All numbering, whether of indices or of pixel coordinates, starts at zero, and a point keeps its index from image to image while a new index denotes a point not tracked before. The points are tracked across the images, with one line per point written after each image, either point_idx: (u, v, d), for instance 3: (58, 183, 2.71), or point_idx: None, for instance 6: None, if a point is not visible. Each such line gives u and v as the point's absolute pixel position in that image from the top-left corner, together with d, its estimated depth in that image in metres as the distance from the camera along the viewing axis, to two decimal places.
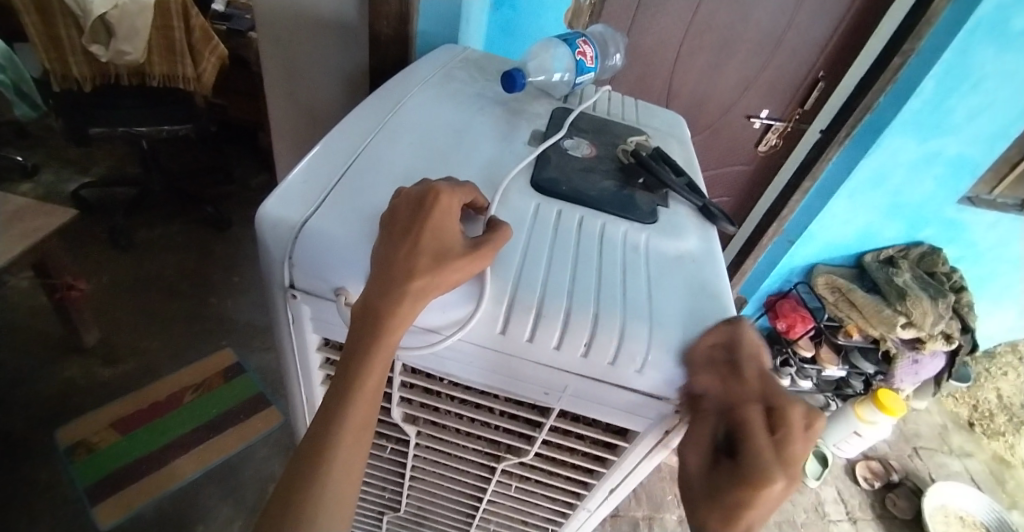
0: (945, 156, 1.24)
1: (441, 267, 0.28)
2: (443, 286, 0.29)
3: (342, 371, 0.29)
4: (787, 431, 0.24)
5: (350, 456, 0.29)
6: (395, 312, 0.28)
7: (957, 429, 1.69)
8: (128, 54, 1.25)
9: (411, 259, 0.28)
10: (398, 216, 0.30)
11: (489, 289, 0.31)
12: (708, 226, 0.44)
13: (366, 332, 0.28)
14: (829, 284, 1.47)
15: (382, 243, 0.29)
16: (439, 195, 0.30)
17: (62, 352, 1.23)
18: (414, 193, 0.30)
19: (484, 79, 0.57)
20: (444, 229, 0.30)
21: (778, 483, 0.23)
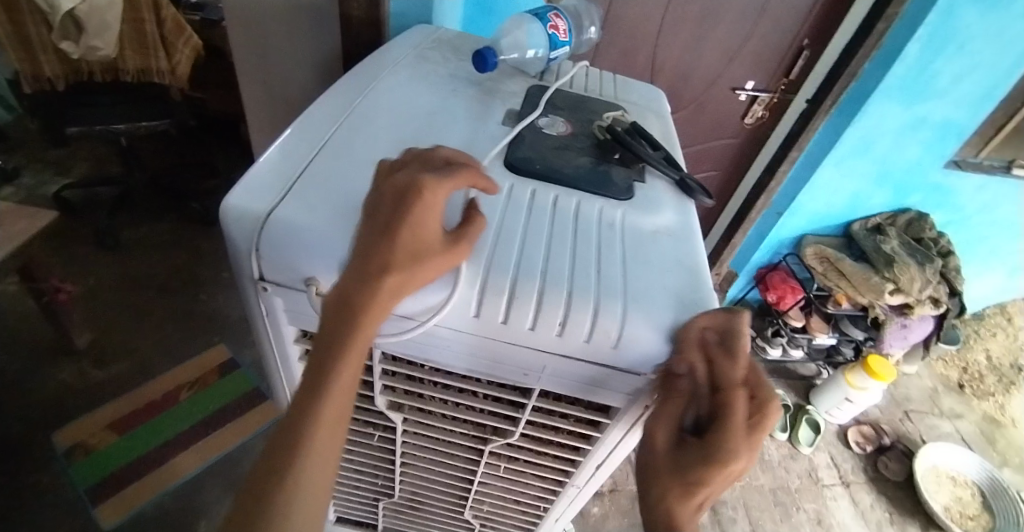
0: (931, 121, 1.24)
1: (418, 263, 0.28)
2: (419, 280, 0.29)
3: (318, 364, 0.28)
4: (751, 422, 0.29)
5: (327, 448, 0.29)
6: (372, 307, 0.27)
7: (947, 391, 1.72)
8: (99, 49, 1.22)
9: (388, 259, 0.27)
10: (380, 209, 0.28)
11: (464, 272, 0.31)
12: (685, 201, 0.43)
13: (343, 325, 0.27)
14: (818, 254, 1.47)
15: (363, 236, 0.28)
16: (427, 187, 0.28)
17: (53, 357, 1.23)
18: (399, 182, 0.28)
19: (457, 59, 0.56)
20: (423, 225, 0.28)
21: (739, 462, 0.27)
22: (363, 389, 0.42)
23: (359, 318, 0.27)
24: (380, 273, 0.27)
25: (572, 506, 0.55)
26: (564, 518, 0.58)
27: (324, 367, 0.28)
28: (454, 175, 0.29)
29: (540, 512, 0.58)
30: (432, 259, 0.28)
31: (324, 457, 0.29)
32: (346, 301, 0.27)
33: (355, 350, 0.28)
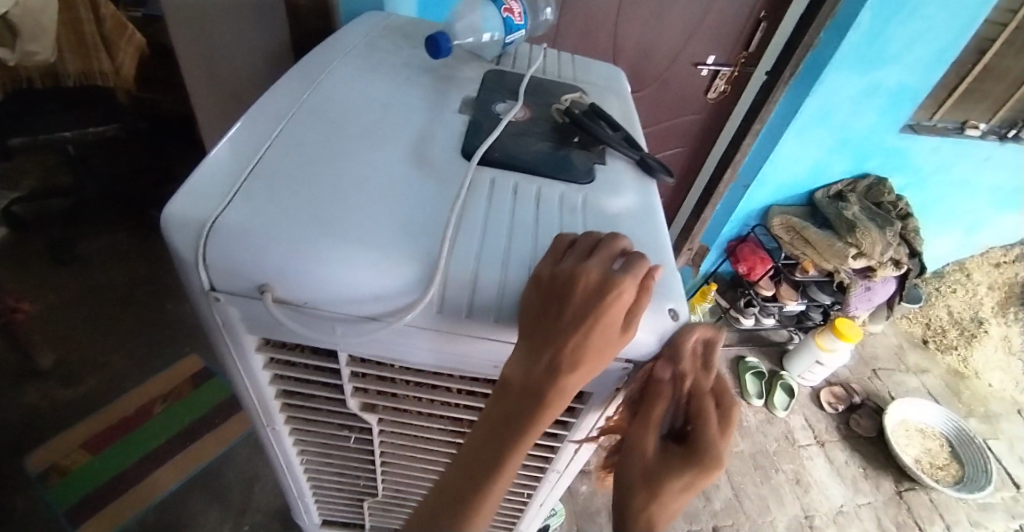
0: (884, 87, 1.27)
1: (601, 352, 0.28)
2: (601, 364, 0.29)
3: (497, 439, 0.30)
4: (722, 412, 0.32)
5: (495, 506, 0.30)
6: (561, 393, 0.29)
7: (912, 347, 1.79)
8: (37, 55, 1.13)
9: (578, 350, 0.28)
10: (568, 300, 0.28)
11: (438, 274, 0.31)
12: (647, 180, 0.43)
13: (527, 410, 0.29)
14: (784, 224, 1.52)
15: (547, 323, 0.28)
16: (621, 282, 0.28)
17: (15, 379, 1.17)
18: (591, 280, 0.28)
19: (411, 46, 0.54)
20: (613, 323, 0.28)
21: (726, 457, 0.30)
22: (334, 392, 0.41)
23: (547, 396, 0.28)
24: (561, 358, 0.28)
25: (555, 491, 0.56)
26: (548, 503, 0.59)
27: (508, 438, 0.29)
28: (637, 267, 0.29)
29: (524, 498, 0.59)
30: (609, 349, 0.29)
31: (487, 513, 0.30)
32: (534, 378, 0.29)
33: (539, 423, 0.29)
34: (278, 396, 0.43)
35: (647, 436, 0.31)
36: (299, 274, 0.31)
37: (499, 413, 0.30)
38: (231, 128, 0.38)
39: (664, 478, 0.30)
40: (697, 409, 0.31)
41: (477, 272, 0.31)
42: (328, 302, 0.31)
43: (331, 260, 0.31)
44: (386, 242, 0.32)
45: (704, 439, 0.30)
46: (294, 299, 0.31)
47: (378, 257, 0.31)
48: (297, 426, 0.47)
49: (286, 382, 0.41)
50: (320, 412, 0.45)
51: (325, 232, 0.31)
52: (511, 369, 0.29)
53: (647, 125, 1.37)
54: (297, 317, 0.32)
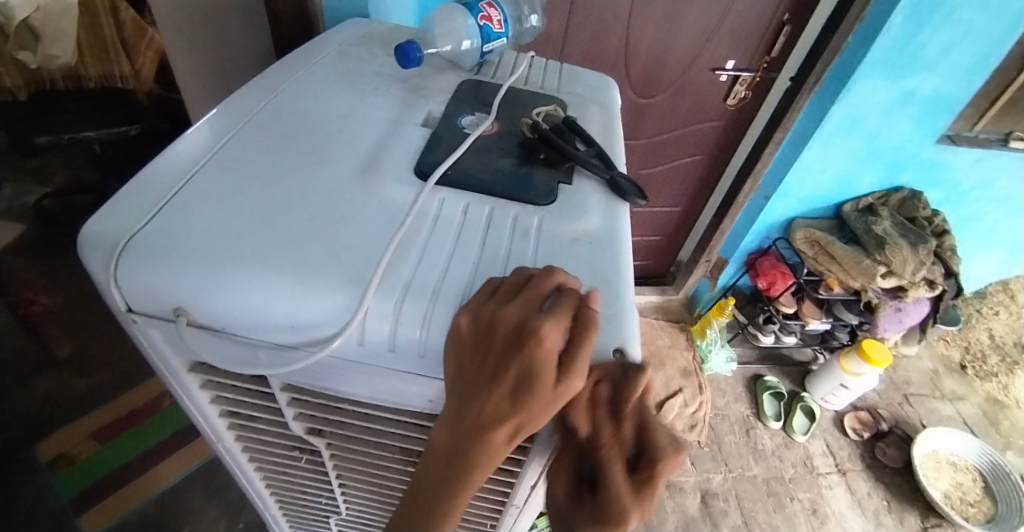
0: (920, 95, 1.19)
1: (528, 413, 0.25)
2: (537, 420, 0.25)
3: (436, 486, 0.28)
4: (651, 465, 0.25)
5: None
6: (488, 443, 0.26)
7: (948, 372, 1.68)
8: (59, 58, 1.20)
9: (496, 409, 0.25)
10: (490, 343, 0.25)
11: (365, 304, 0.28)
12: (617, 202, 0.40)
13: (456, 458, 0.27)
14: (808, 238, 1.42)
15: (473, 366, 0.26)
16: (542, 332, 0.24)
17: (35, 369, 1.21)
18: (512, 323, 0.25)
19: (386, 53, 0.52)
20: (541, 375, 0.24)
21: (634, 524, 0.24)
22: (277, 415, 0.40)
23: (476, 455, 0.26)
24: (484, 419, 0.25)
25: (520, 525, 0.52)
26: None
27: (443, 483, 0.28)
28: (566, 307, 0.25)
29: (490, 528, 0.56)
30: (541, 411, 0.25)
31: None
32: (461, 434, 0.26)
33: (471, 478, 0.27)
34: (223, 415, 0.42)
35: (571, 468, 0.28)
36: (212, 299, 0.29)
37: (434, 466, 0.28)
38: (174, 140, 0.37)
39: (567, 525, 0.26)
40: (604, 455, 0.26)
41: (403, 305, 0.29)
42: (246, 328, 0.29)
43: (246, 285, 0.29)
44: (305, 266, 0.29)
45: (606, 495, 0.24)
46: (209, 324, 0.30)
47: (296, 283, 0.29)
48: (248, 443, 0.46)
49: (229, 402, 0.40)
50: (268, 433, 0.44)
51: (243, 255, 0.29)
52: (439, 425, 0.27)
53: (663, 132, 1.32)
54: (218, 341, 0.31)
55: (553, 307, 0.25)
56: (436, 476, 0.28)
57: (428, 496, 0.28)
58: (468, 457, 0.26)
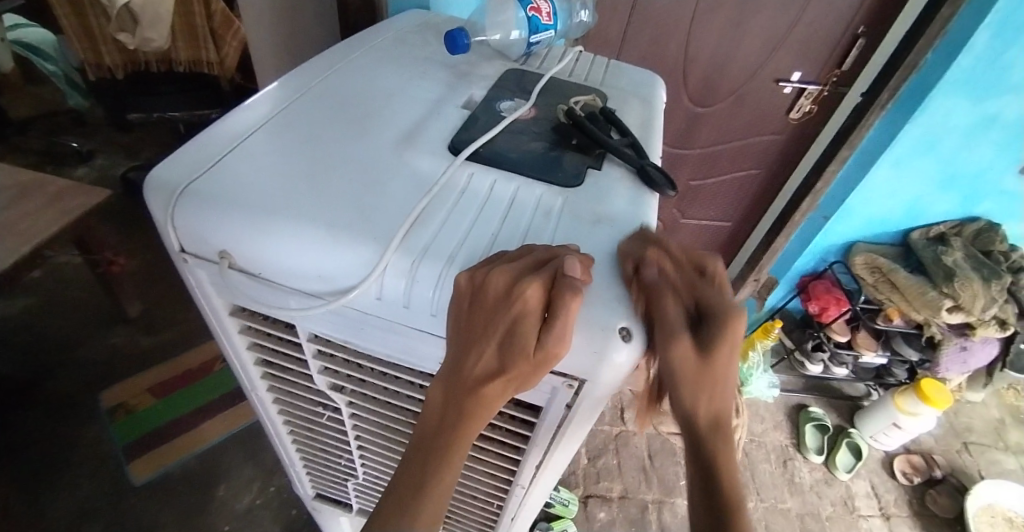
0: (1005, 119, 1.10)
1: (514, 369, 0.28)
2: (521, 372, 0.28)
3: (440, 438, 0.31)
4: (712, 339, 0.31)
5: (439, 512, 0.31)
6: (481, 394, 0.29)
7: (1017, 424, 1.53)
8: (154, 40, 1.32)
9: (484, 363, 0.29)
10: (479, 302, 0.28)
11: (387, 261, 0.30)
12: (645, 192, 0.40)
13: (456, 409, 0.30)
14: (869, 264, 1.34)
15: (465, 322, 0.28)
16: (527, 291, 0.26)
17: (109, 323, 1.33)
18: (499, 285, 0.27)
19: (438, 42, 0.54)
20: (524, 330, 0.27)
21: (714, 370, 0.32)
22: (305, 368, 0.43)
23: (470, 407, 0.29)
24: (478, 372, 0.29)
25: (526, 508, 0.53)
26: (521, 519, 0.56)
27: (446, 430, 0.31)
28: (550, 270, 0.27)
29: (497, 509, 0.57)
30: (525, 369, 0.28)
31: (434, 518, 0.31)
32: (457, 386, 0.29)
33: (466, 431, 0.30)
34: (258, 364, 0.45)
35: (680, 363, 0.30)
36: (252, 245, 0.31)
37: (434, 417, 0.31)
38: (237, 106, 0.40)
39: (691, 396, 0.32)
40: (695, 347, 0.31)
41: (420, 263, 0.30)
42: (280, 274, 0.32)
43: (280, 234, 0.31)
44: (336, 222, 0.31)
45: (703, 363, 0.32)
46: (250, 268, 0.32)
47: (324, 235, 0.31)
48: (279, 395, 0.50)
49: (263, 351, 0.43)
50: (296, 385, 0.47)
51: (281, 207, 0.32)
52: (437, 380, 0.30)
53: (718, 143, 1.29)
54: (255, 284, 0.34)
55: (539, 270, 0.27)
56: (435, 429, 0.31)
57: (427, 448, 0.31)
58: (464, 407, 0.29)
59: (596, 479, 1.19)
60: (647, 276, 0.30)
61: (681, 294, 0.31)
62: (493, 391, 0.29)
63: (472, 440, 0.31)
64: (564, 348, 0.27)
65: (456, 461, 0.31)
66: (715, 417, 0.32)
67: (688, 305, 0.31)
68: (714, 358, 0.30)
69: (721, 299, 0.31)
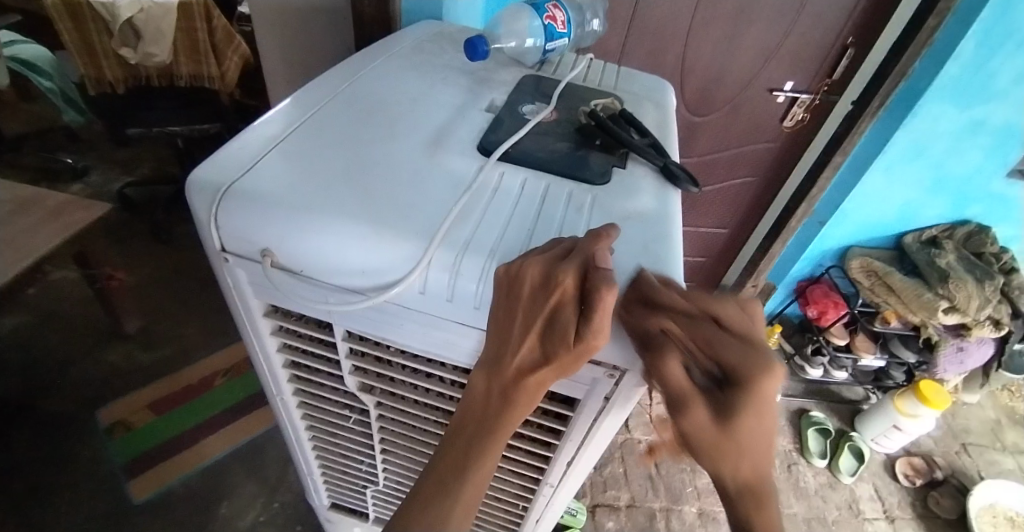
0: (991, 125, 1.14)
1: (558, 359, 0.29)
2: (561, 364, 0.29)
3: (482, 422, 0.32)
4: (739, 391, 0.25)
5: (475, 500, 0.32)
6: (525, 381, 0.30)
7: (1013, 424, 1.55)
8: (154, 55, 1.41)
9: (526, 354, 0.29)
10: (517, 294, 0.28)
11: (432, 257, 0.31)
12: (669, 189, 0.41)
13: (501, 397, 0.31)
14: (864, 268, 1.36)
15: (502, 309, 0.29)
16: (564, 281, 0.26)
17: (105, 339, 1.30)
18: (537, 273, 0.27)
19: (454, 50, 0.56)
20: (562, 319, 0.27)
21: (745, 432, 0.26)
22: (336, 369, 0.43)
23: (515, 396, 0.30)
24: (522, 364, 0.29)
25: (552, 508, 0.53)
26: (546, 521, 0.57)
27: (488, 418, 0.31)
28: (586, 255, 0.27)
29: (521, 511, 0.57)
30: (568, 359, 0.28)
31: (465, 515, 0.31)
32: (501, 377, 0.30)
33: (512, 418, 0.31)
34: (285, 366, 0.45)
35: (694, 433, 0.27)
36: (296, 242, 0.32)
37: (478, 404, 0.32)
38: (266, 112, 0.41)
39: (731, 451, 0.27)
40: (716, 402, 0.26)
41: (463, 257, 0.31)
42: (323, 272, 0.32)
43: (325, 231, 0.31)
44: (379, 218, 0.32)
45: (737, 422, 0.26)
46: (292, 267, 0.33)
47: (369, 231, 0.31)
48: (304, 399, 0.50)
49: (293, 353, 0.43)
50: (323, 387, 0.47)
51: (324, 206, 0.32)
52: (479, 371, 0.31)
53: (714, 151, 1.31)
54: (294, 282, 0.34)
55: (572, 258, 0.27)
56: (476, 419, 0.32)
57: (467, 437, 0.32)
58: (508, 395, 0.30)
59: (603, 488, 1.18)
60: (654, 341, 0.28)
61: (697, 357, 0.27)
62: (538, 382, 0.30)
63: (515, 427, 0.32)
64: (602, 340, 0.27)
65: (495, 451, 0.32)
66: (753, 486, 0.28)
67: (705, 367, 0.27)
68: (735, 431, 0.26)
69: (747, 355, 0.26)
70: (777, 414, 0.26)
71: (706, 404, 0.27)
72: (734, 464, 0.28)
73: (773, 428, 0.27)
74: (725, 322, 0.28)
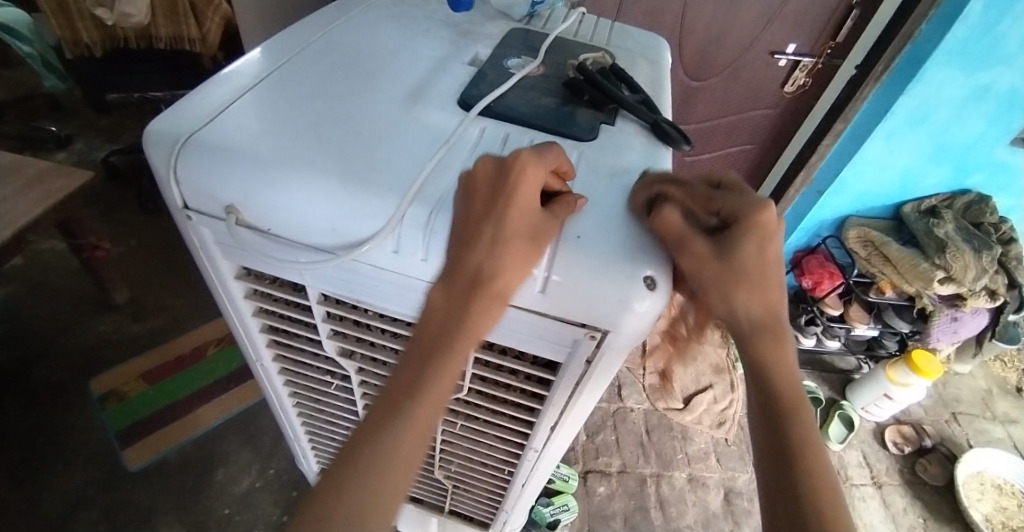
0: (996, 91, 1.10)
1: (509, 244, 0.27)
2: (518, 256, 0.27)
3: (445, 327, 0.29)
4: (740, 229, 0.29)
5: (433, 420, 0.28)
6: (493, 275, 0.27)
7: (1002, 394, 1.57)
8: (132, 16, 1.33)
9: (488, 254, 0.27)
10: (478, 184, 0.28)
11: (401, 213, 0.29)
12: (659, 147, 0.38)
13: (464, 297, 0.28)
14: (861, 237, 1.35)
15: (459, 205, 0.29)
16: (524, 169, 0.27)
17: (96, 310, 1.29)
18: (496, 160, 0.28)
19: (438, 1, 0.52)
20: (525, 205, 0.28)
21: (752, 265, 0.29)
22: (314, 333, 0.42)
23: (478, 297, 0.28)
24: (484, 262, 0.27)
25: (537, 473, 0.54)
26: (532, 486, 0.57)
27: (450, 324, 0.28)
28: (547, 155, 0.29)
29: (507, 477, 0.57)
30: (516, 251, 0.27)
31: (422, 435, 0.28)
32: (461, 277, 0.28)
33: (474, 324, 0.28)
34: (263, 331, 0.44)
35: (701, 273, 0.29)
36: (260, 197, 0.30)
37: (438, 315, 0.29)
38: (235, 61, 0.39)
39: (736, 290, 0.30)
40: (725, 237, 0.29)
41: (435, 211, 0.29)
42: (292, 230, 0.31)
43: (290, 185, 0.30)
44: (349, 172, 0.30)
45: (742, 251, 0.29)
46: (258, 225, 0.31)
47: (337, 186, 0.30)
48: (285, 366, 0.49)
49: (270, 318, 0.42)
50: (305, 354, 0.46)
51: (291, 159, 0.30)
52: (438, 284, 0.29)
53: (713, 118, 1.28)
54: (262, 242, 0.32)
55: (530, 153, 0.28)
56: (435, 330, 0.29)
57: (427, 348, 0.29)
58: (470, 300, 0.28)
59: (595, 454, 1.19)
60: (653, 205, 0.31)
61: (693, 211, 0.31)
62: (508, 284, 0.28)
63: (479, 339, 0.29)
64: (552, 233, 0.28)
65: (459, 360, 0.29)
66: (767, 325, 0.31)
67: (705, 220, 0.31)
68: (739, 257, 0.29)
69: (739, 201, 0.30)
70: (775, 240, 0.30)
71: (710, 244, 0.29)
72: (745, 298, 0.30)
73: (774, 262, 0.30)
74: (720, 187, 0.33)
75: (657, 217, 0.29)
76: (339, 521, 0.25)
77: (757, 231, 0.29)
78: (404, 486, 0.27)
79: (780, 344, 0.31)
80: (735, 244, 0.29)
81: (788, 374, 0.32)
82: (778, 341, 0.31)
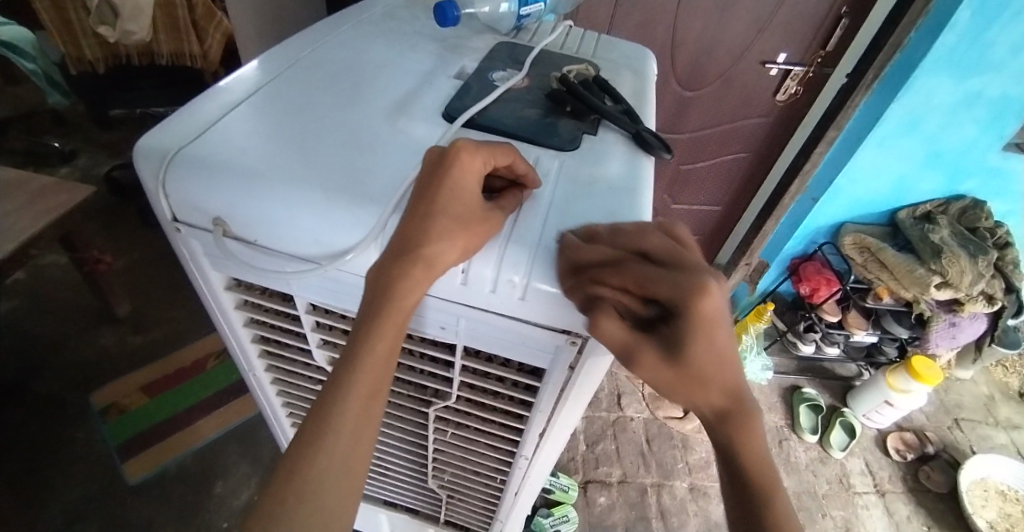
0: (986, 97, 1.11)
1: (441, 220, 0.28)
2: (443, 227, 0.28)
3: (376, 296, 0.29)
4: (685, 333, 0.25)
5: (375, 380, 0.30)
6: (421, 243, 0.28)
7: (1005, 399, 1.56)
8: (133, 33, 1.35)
9: (417, 224, 0.28)
10: (421, 174, 0.30)
11: (377, 220, 0.30)
12: (640, 155, 0.39)
13: (391, 266, 0.28)
14: (857, 244, 1.35)
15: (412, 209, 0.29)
16: (459, 154, 0.29)
17: (97, 323, 1.30)
18: (438, 150, 0.30)
19: (427, 17, 0.53)
20: (463, 189, 0.29)
21: (702, 362, 0.26)
22: (304, 342, 0.43)
23: (406, 265, 0.28)
24: (416, 231, 0.28)
25: (529, 481, 0.54)
26: (525, 494, 0.57)
27: (379, 295, 0.29)
28: (489, 150, 0.30)
29: (499, 485, 0.57)
30: (452, 227, 0.28)
31: (367, 400, 0.30)
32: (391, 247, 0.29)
33: (405, 294, 0.28)
34: (255, 341, 0.45)
35: (654, 377, 0.27)
36: (244, 208, 0.31)
37: (371, 281, 0.29)
38: (226, 78, 0.40)
39: (692, 388, 0.27)
40: (669, 340, 0.26)
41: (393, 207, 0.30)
42: (276, 240, 0.31)
43: (270, 197, 0.30)
44: (330, 183, 0.31)
45: (690, 351, 0.25)
46: (245, 236, 0.32)
47: (317, 197, 0.30)
48: (278, 375, 0.49)
49: (261, 327, 0.43)
50: (296, 363, 0.47)
51: (274, 171, 0.31)
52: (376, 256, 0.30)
53: (707, 127, 1.29)
54: (249, 253, 0.33)
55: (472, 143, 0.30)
56: (370, 301, 0.29)
57: (362, 319, 0.30)
58: (398, 266, 0.28)
59: (595, 465, 1.19)
60: (590, 301, 0.28)
61: (631, 297, 0.27)
62: (438, 252, 0.28)
63: (412, 306, 0.29)
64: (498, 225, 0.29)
65: (391, 326, 0.29)
66: (730, 404, 0.29)
67: (646, 307, 0.27)
68: (688, 360, 0.26)
69: (674, 282, 0.25)
70: (723, 330, 0.25)
71: (657, 345, 0.26)
72: (703, 395, 0.28)
73: (729, 345, 0.26)
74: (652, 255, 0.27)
75: (598, 324, 0.27)
76: (305, 476, 0.29)
77: (702, 331, 0.25)
78: (356, 444, 0.30)
79: (747, 420, 0.29)
80: (681, 351, 0.26)
81: (756, 440, 0.30)
82: (741, 419, 0.29)
